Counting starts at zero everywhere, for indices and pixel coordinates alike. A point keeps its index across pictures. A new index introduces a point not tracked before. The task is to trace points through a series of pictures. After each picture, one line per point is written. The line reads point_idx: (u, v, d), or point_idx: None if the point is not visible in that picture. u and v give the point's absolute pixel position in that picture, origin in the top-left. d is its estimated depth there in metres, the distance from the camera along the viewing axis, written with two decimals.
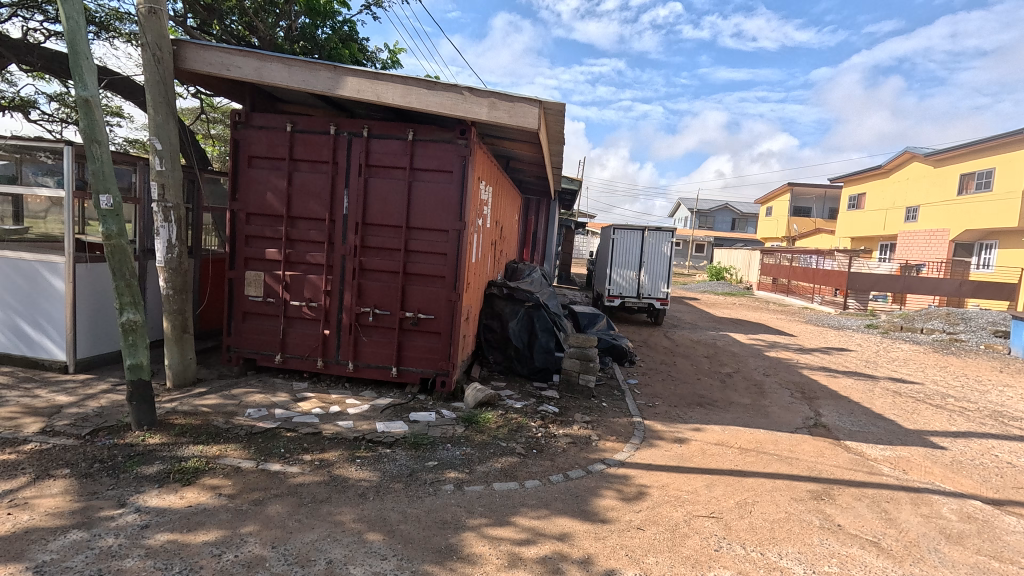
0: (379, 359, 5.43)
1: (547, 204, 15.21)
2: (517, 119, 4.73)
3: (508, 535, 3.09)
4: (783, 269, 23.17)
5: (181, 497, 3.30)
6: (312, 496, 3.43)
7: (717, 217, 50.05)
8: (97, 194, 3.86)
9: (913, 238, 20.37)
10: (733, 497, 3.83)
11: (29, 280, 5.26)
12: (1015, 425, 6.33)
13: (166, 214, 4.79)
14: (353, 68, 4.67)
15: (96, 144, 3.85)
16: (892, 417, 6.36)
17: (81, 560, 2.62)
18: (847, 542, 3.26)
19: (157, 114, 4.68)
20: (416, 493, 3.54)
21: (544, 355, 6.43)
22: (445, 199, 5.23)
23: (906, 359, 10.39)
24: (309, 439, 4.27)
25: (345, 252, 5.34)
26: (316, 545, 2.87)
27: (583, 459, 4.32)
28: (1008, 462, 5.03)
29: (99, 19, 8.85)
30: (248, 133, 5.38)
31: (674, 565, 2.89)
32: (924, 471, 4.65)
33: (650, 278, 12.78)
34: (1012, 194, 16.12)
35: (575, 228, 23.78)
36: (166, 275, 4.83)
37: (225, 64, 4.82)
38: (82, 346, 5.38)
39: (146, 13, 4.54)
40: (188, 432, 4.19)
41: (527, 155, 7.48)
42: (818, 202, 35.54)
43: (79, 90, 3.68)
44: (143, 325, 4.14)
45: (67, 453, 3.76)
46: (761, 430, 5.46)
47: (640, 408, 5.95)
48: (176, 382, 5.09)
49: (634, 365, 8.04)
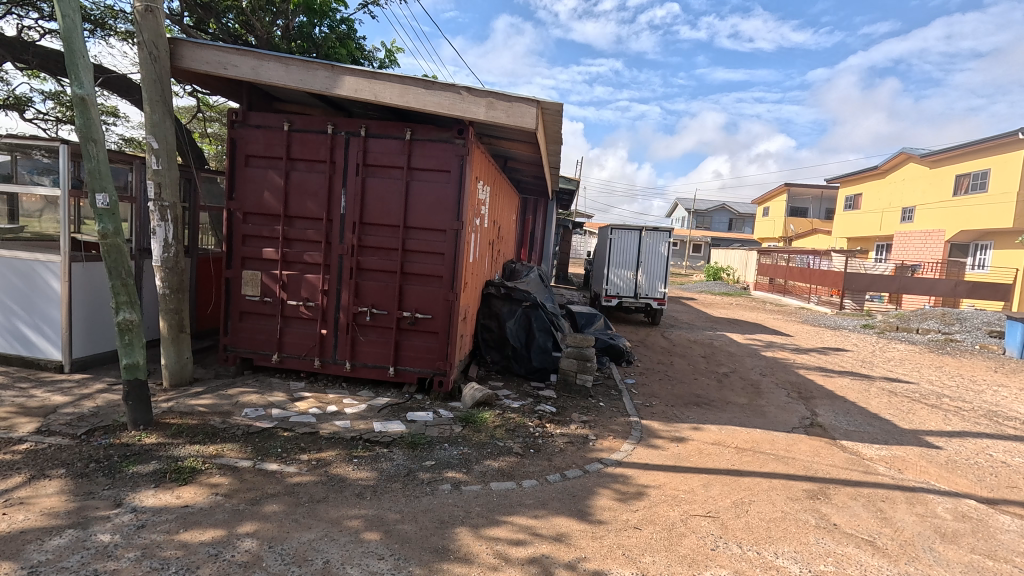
0: (377, 359, 5.43)
1: (545, 204, 15.21)
2: (515, 119, 4.73)
3: (503, 535, 3.09)
4: (779, 269, 23.26)
5: (178, 497, 3.29)
6: (309, 496, 3.42)
7: (716, 217, 50.13)
8: (93, 193, 3.83)
9: (908, 240, 20.56)
10: (730, 496, 3.84)
11: (26, 280, 5.24)
12: (1009, 425, 6.35)
13: (162, 214, 4.76)
14: (351, 67, 4.66)
15: (93, 143, 3.83)
16: (887, 417, 6.38)
17: (77, 560, 2.61)
18: (843, 542, 3.27)
19: (153, 113, 4.64)
20: (413, 493, 3.54)
21: (541, 355, 6.43)
22: (442, 199, 5.23)
23: (902, 359, 10.44)
24: (307, 439, 4.25)
25: (342, 252, 5.33)
26: (314, 545, 2.86)
27: (581, 458, 4.34)
28: (1003, 462, 5.05)
29: (95, 17, 8.82)
30: (245, 132, 5.36)
31: (670, 565, 2.90)
32: (919, 470, 4.67)
33: (647, 278, 12.80)
34: (1006, 194, 16.24)
35: (572, 228, 23.77)
36: (162, 274, 4.80)
37: (222, 62, 4.80)
38: (77, 346, 5.34)
39: (142, 12, 4.51)
40: (185, 432, 4.17)
41: (525, 155, 7.50)
42: (814, 203, 35.66)
43: (75, 89, 3.67)
44: (139, 324, 4.12)
45: (63, 453, 3.74)
46: (758, 430, 5.47)
47: (638, 407, 5.96)
48: (172, 381, 5.07)
49: (632, 365, 8.04)
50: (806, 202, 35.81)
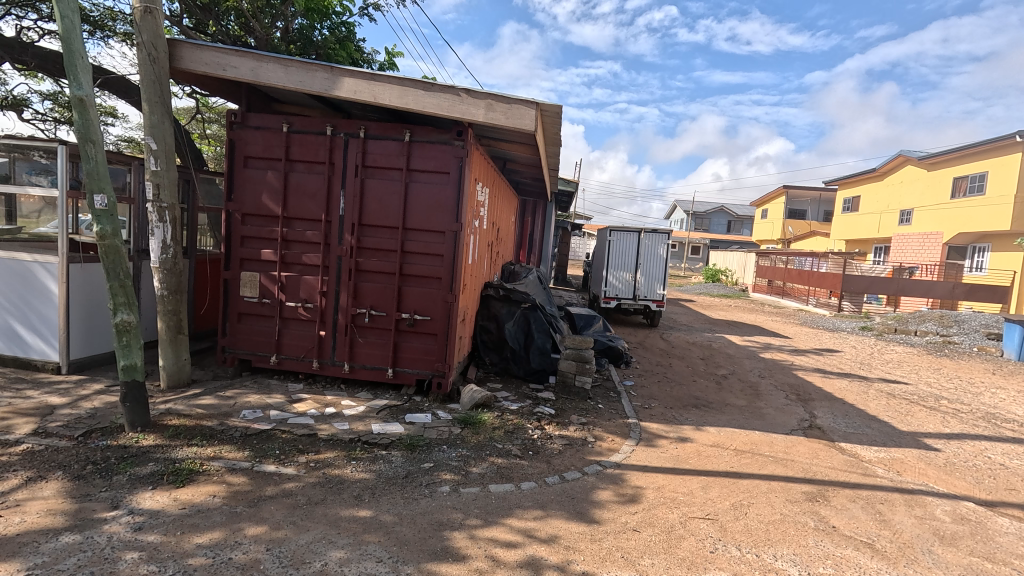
0: (375, 360, 5.42)
1: (543, 205, 15.25)
2: (514, 122, 4.74)
3: (502, 536, 3.09)
4: (777, 272, 23.34)
5: (175, 499, 3.28)
6: (307, 497, 3.41)
7: (715, 219, 50.30)
8: (92, 194, 3.81)
9: (907, 242, 20.61)
10: (729, 498, 3.84)
11: (24, 281, 5.22)
12: (1006, 426, 6.39)
13: (161, 214, 4.73)
14: (350, 69, 4.66)
15: (91, 144, 3.81)
16: (886, 418, 6.42)
17: (74, 563, 2.60)
18: (841, 543, 3.28)
19: (152, 114, 4.63)
20: (411, 495, 3.53)
21: (541, 357, 6.40)
22: (442, 200, 5.23)
23: (899, 361, 10.47)
24: (305, 440, 4.25)
25: (340, 253, 5.32)
26: (312, 547, 2.85)
27: (580, 460, 4.34)
28: (1001, 464, 5.07)
29: (94, 18, 8.82)
30: (244, 133, 5.36)
31: (669, 567, 2.90)
32: (917, 472, 4.69)
33: (644, 280, 12.82)
34: (1004, 198, 16.24)
35: (572, 229, 23.77)
36: (161, 275, 4.79)
37: (221, 64, 4.80)
38: (75, 347, 5.33)
39: (141, 12, 4.50)
40: (183, 433, 4.17)
41: (525, 156, 7.49)
42: (813, 204, 35.69)
43: (74, 90, 3.66)
44: (137, 326, 4.10)
45: (60, 455, 3.73)
46: (757, 432, 5.49)
47: (636, 409, 5.97)
48: (170, 382, 5.06)
49: (629, 367, 8.03)
50: (805, 204, 35.82)
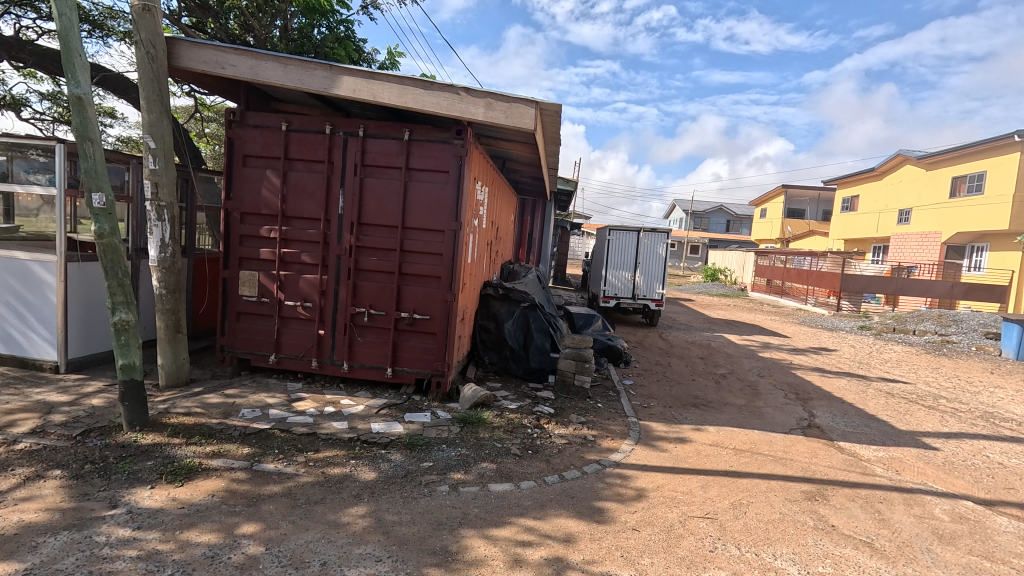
0: (374, 359, 5.41)
1: (542, 204, 15.24)
2: (513, 120, 4.73)
3: (503, 535, 3.10)
4: (776, 271, 23.38)
5: (173, 498, 3.27)
6: (306, 497, 3.40)
7: (714, 218, 50.40)
8: (89, 192, 3.79)
9: (906, 241, 20.62)
10: (728, 497, 3.84)
11: (23, 280, 5.20)
12: (1005, 425, 6.41)
13: (159, 213, 4.71)
14: (350, 68, 4.64)
15: (88, 142, 3.79)
16: (885, 417, 6.43)
17: (72, 563, 2.59)
18: (841, 542, 3.28)
19: (151, 113, 4.62)
20: (411, 495, 3.53)
21: (540, 356, 6.39)
22: (441, 200, 5.22)
23: (899, 361, 10.47)
24: (304, 440, 4.24)
25: (339, 252, 5.31)
26: (311, 547, 2.85)
27: (579, 460, 4.33)
28: (999, 462, 5.08)
29: (94, 18, 8.80)
30: (243, 132, 5.35)
31: (669, 566, 2.90)
32: (916, 471, 4.70)
33: (643, 279, 12.83)
34: (1003, 197, 16.23)
35: (572, 229, 23.79)
36: (159, 274, 4.77)
37: (219, 62, 4.78)
38: (73, 346, 5.31)
39: (140, 10, 4.49)
40: (182, 433, 4.16)
41: (524, 156, 7.49)
42: (813, 204, 35.72)
43: (71, 88, 3.63)
44: (135, 324, 4.08)
45: (59, 454, 3.72)
46: (756, 431, 5.50)
47: (635, 408, 5.98)
48: (169, 381, 5.05)
49: (628, 366, 8.04)
50: (804, 203, 35.89)
